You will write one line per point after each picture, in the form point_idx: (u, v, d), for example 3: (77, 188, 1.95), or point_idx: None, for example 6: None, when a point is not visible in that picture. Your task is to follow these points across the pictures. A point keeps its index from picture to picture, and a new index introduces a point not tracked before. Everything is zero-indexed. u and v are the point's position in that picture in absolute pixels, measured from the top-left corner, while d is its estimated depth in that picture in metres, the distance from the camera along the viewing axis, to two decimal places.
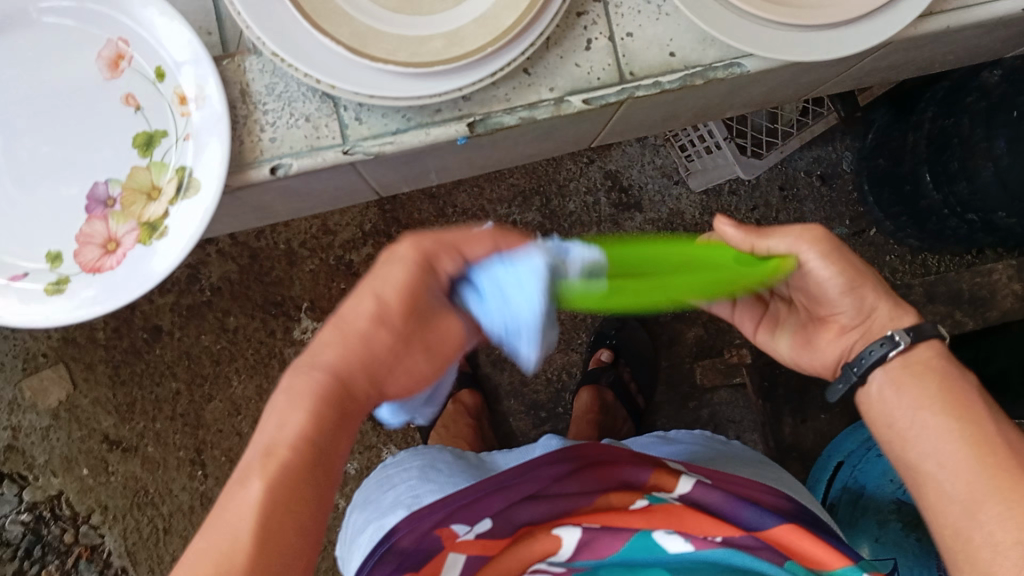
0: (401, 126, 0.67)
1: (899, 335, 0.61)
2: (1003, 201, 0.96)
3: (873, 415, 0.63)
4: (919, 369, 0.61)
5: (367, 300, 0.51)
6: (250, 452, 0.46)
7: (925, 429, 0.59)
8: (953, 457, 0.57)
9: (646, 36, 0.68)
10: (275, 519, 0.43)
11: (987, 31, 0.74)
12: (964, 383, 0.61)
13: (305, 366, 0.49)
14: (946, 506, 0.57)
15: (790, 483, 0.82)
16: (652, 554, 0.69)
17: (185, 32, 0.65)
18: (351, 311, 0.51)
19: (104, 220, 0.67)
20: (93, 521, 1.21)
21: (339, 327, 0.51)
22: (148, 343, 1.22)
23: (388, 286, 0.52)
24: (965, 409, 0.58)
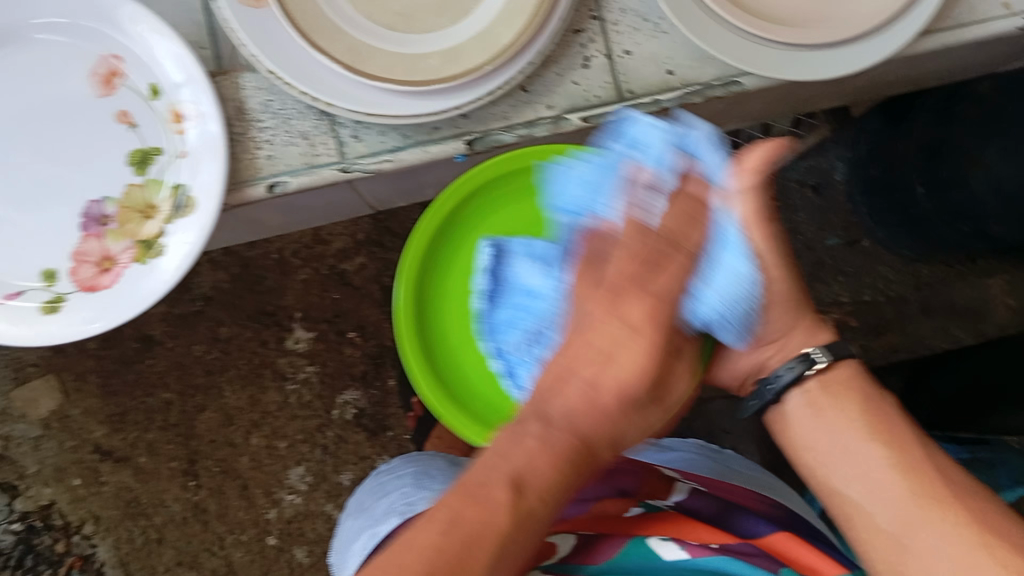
0: (399, 143, 0.67)
1: (817, 355, 0.62)
2: (997, 210, 0.95)
3: (794, 443, 0.64)
4: (839, 390, 0.62)
5: (607, 372, 0.59)
6: (497, 476, 0.54)
7: (851, 455, 0.60)
8: (884, 486, 0.58)
9: (643, 55, 0.68)
10: (509, 546, 0.52)
11: (981, 48, 0.74)
12: (883, 400, 0.62)
13: (550, 423, 0.58)
14: (879, 537, 0.58)
15: (788, 496, 0.81)
16: (647, 561, 0.68)
17: (178, 49, 0.64)
18: (586, 379, 0.59)
19: (99, 239, 0.66)
20: (85, 532, 1.20)
21: (581, 387, 0.59)
22: (139, 353, 1.21)
23: (632, 345, 0.60)
24: (888, 429, 0.60)
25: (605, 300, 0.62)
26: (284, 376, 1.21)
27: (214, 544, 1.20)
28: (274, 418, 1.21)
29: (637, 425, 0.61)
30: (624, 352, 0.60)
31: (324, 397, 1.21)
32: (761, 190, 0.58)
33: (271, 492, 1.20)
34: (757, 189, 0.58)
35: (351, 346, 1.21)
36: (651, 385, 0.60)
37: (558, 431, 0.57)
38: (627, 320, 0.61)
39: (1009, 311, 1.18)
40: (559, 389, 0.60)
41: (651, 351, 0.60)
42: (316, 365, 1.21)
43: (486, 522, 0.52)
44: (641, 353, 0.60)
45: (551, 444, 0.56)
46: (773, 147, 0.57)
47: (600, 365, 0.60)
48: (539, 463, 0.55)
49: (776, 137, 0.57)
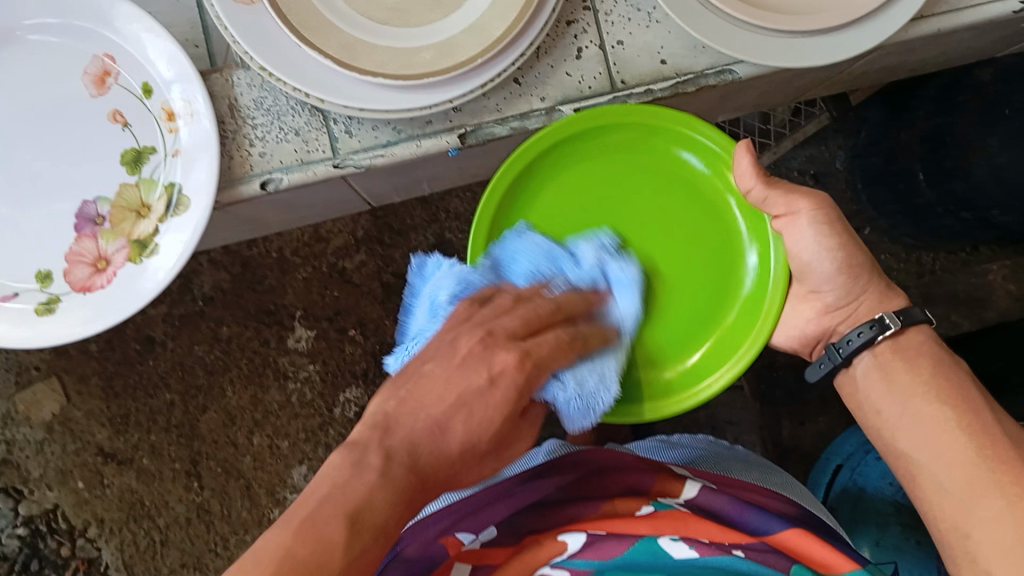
0: (392, 138, 0.67)
1: (889, 319, 0.63)
2: (1000, 197, 0.99)
3: (863, 404, 0.65)
4: (910, 356, 0.63)
5: (466, 415, 0.53)
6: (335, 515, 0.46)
7: (918, 420, 0.60)
8: (952, 453, 0.58)
9: (636, 44, 0.68)
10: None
11: (979, 32, 0.73)
12: (954, 367, 0.62)
13: (391, 450, 0.50)
14: (944, 499, 0.58)
15: (799, 492, 0.82)
16: (656, 559, 0.68)
17: (171, 48, 0.64)
18: (434, 421, 0.52)
19: (93, 238, 0.66)
20: (90, 534, 1.20)
21: (430, 433, 0.52)
22: (141, 354, 1.21)
23: (465, 383, 0.54)
24: (957, 398, 0.60)
25: (476, 341, 0.56)
26: (286, 375, 1.21)
27: (218, 545, 1.20)
28: (277, 418, 1.21)
29: (474, 474, 0.54)
30: (478, 408, 0.53)
31: (327, 395, 1.21)
32: (768, 182, 0.61)
33: (274, 492, 1.20)
34: (762, 183, 0.61)
35: (352, 344, 1.21)
36: (499, 441, 0.55)
37: (399, 467, 0.50)
38: (491, 384, 0.54)
39: (1009, 296, 1.17)
40: (413, 409, 0.53)
41: (506, 409, 0.54)
42: (317, 364, 1.21)
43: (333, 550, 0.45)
44: (496, 410, 0.54)
45: (387, 481, 0.49)
46: (744, 152, 0.61)
47: (454, 408, 0.53)
48: (378, 499, 0.48)
49: (744, 141, 0.61)
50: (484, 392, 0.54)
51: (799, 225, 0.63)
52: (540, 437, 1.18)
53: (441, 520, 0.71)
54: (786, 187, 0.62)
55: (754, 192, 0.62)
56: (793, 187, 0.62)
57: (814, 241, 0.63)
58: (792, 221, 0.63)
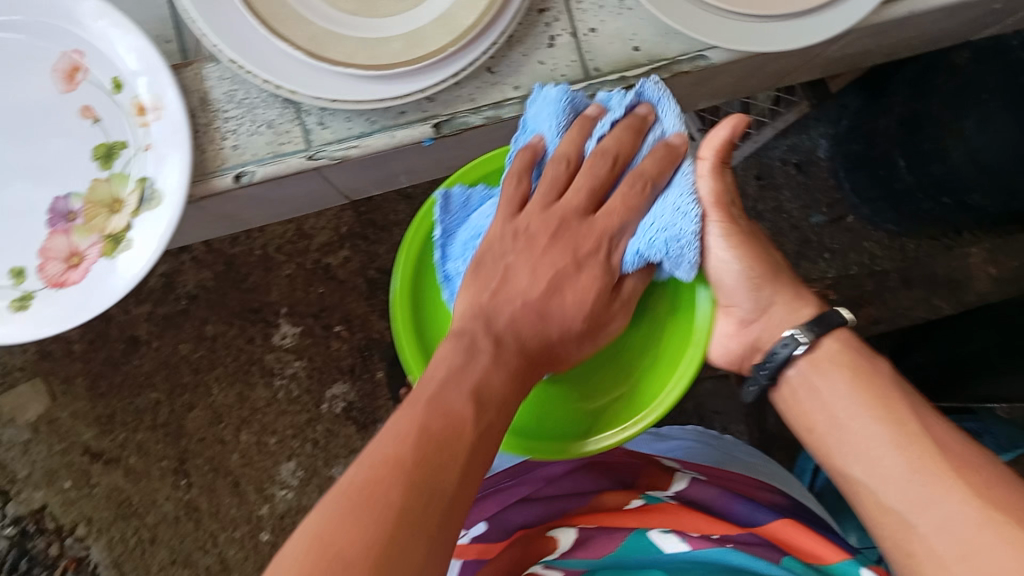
0: (366, 129, 0.67)
1: (798, 334, 0.62)
2: (975, 176, 0.98)
3: (798, 419, 0.63)
4: (828, 367, 0.61)
5: (567, 292, 0.58)
6: (458, 393, 0.51)
7: (849, 432, 0.59)
8: (886, 464, 0.56)
9: (609, 32, 0.68)
10: (487, 432, 0.50)
11: (950, 15, 0.73)
12: (876, 370, 0.60)
13: (501, 344, 0.55)
14: (887, 514, 0.56)
15: (787, 481, 0.82)
16: (647, 554, 0.68)
17: (141, 43, 0.64)
18: (536, 310, 0.58)
19: (67, 234, 0.66)
20: (78, 534, 1.19)
21: (531, 317, 0.58)
22: (126, 354, 1.21)
23: (555, 258, 0.58)
24: (884, 405, 0.58)
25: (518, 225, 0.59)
26: (272, 372, 1.21)
27: (207, 543, 1.20)
28: (263, 415, 1.21)
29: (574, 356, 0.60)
30: (567, 290, 0.58)
31: (313, 391, 1.21)
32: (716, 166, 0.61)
33: (263, 489, 1.20)
34: (712, 162, 0.61)
35: (338, 340, 1.21)
36: (597, 316, 0.59)
37: (510, 350, 0.55)
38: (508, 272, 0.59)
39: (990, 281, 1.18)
40: (503, 304, 0.57)
41: (601, 288, 0.59)
42: (303, 360, 1.21)
43: (464, 414, 0.49)
44: (591, 284, 0.58)
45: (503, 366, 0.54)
46: (726, 126, 0.60)
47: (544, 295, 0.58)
48: (495, 379, 0.53)
49: (732, 116, 0.60)
50: (545, 263, 0.58)
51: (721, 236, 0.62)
52: None
53: None
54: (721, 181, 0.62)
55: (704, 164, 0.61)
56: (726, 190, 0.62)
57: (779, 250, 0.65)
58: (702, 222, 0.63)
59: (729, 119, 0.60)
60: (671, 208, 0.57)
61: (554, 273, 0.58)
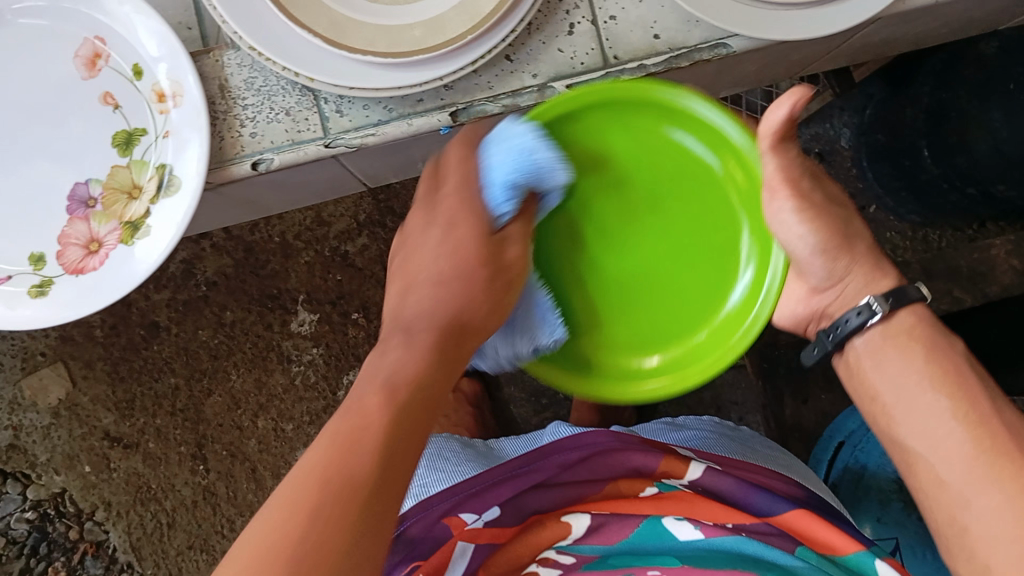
0: (383, 117, 0.66)
1: (875, 304, 0.61)
2: (1002, 170, 0.96)
3: (861, 390, 0.63)
4: (901, 341, 0.61)
5: (448, 255, 0.63)
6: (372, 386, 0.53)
7: (913, 406, 0.58)
8: (946, 440, 0.56)
9: (629, 19, 0.67)
10: (402, 426, 0.50)
11: (978, 3, 0.72)
12: (949, 350, 0.60)
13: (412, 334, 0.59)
14: (941, 490, 0.56)
15: (803, 473, 0.82)
16: (662, 541, 0.69)
17: (161, 29, 0.64)
18: (432, 280, 0.63)
19: (85, 221, 0.66)
20: (98, 518, 1.20)
21: (434, 303, 0.61)
22: (145, 339, 1.21)
23: (438, 238, 0.63)
24: (953, 383, 0.58)
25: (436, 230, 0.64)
26: (290, 359, 1.21)
27: (225, 527, 1.20)
28: (281, 401, 1.21)
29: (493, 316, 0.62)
30: (454, 253, 0.62)
31: (330, 378, 1.21)
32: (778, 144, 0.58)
33: (280, 475, 1.21)
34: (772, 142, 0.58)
35: (355, 327, 1.21)
36: (497, 259, 0.62)
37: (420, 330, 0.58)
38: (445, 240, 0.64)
39: None
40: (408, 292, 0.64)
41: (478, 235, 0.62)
42: (321, 347, 1.21)
43: (378, 403, 0.51)
44: (466, 238, 0.62)
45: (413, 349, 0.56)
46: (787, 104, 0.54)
47: (435, 276, 0.63)
48: (408, 361, 0.55)
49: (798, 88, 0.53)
50: (430, 244, 0.64)
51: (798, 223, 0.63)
52: (544, 419, 1.18)
53: (444, 505, 0.73)
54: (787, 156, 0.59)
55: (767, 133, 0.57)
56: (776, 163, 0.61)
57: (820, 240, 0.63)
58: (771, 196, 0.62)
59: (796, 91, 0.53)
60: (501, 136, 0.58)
61: (437, 242, 0.63)
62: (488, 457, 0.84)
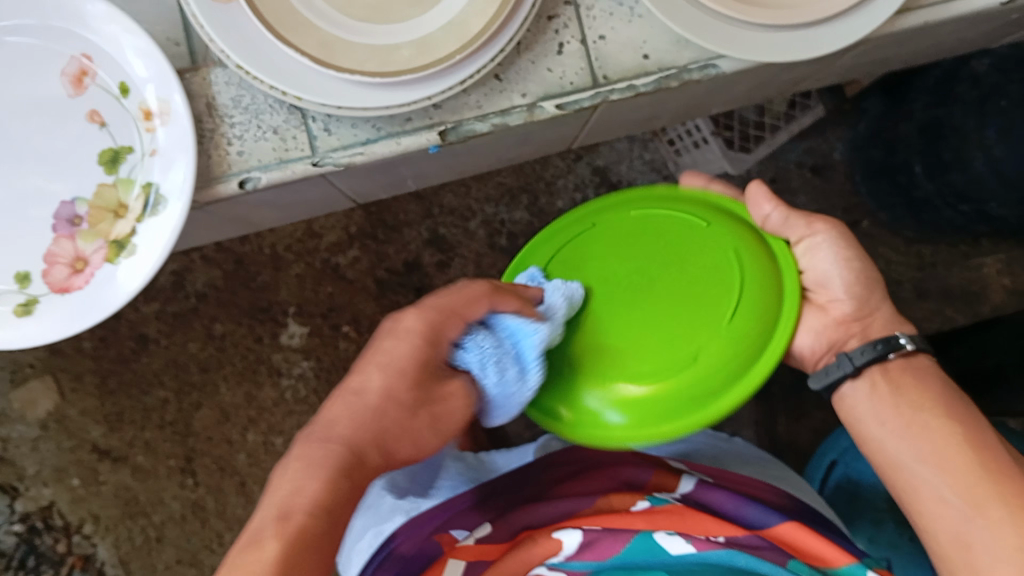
0: (371, 136, 0.66)
1: (905, 339, 0.63)
2: (996, 191, 0.97)
3: (857, 416, 0.64)
4: (911, 372, 0.62)
5: (393, 359, 0.54)
6: (265, 510, 0.49)
7: (919, 433, 0.60)
8: (953, 466, 0.58)
9: (619, 39, 0.67)
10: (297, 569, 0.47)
11: (969, 24, 0.72)
12: (947, 382, 0.63)
13: (324, 436, 0.52)
14: (946, 514, 0.58)
15: (796, 481, 0.82)
16: (652, 555, 0.68)
17: (150, 50, 0.64)
18: (365, 387, 0.54)
19: (71, 239, 0.65)
20: (85, 531, 1.19)
21: (360, 407, 0.53)
22: (135, 352, 1.21)
23: (408, 345, 0.55)
24: (957, 413, 0.60)
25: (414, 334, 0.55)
26: (280, 372, 1.21)
27: (214, 542, 1.20)
28: (271, 414, 1.21)
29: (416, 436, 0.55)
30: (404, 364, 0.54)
31: (321, 391, 1.21)
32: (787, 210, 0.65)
33: None
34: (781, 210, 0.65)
35: (346, 340, 1.21)
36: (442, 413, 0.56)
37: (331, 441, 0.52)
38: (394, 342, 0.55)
39: (1004, 291, 1.17)
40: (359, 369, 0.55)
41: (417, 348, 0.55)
42: (311, 360, 1.21)
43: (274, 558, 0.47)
44: (407, 345, 0.55)
45: (312, 460, 0.51)
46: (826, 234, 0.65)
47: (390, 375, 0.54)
48: (307, 484, 0.50)
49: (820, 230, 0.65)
50: (401, 339, 0.55)
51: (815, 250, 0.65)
52: (536, 432, 1.18)
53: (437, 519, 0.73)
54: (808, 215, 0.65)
55: (772, 217, 0.66)
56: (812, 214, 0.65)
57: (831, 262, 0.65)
58: (812, 244, 0.65)
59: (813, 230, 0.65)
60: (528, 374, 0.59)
61: (406, 348, 0.55)
62: (479, 469, 0.83)
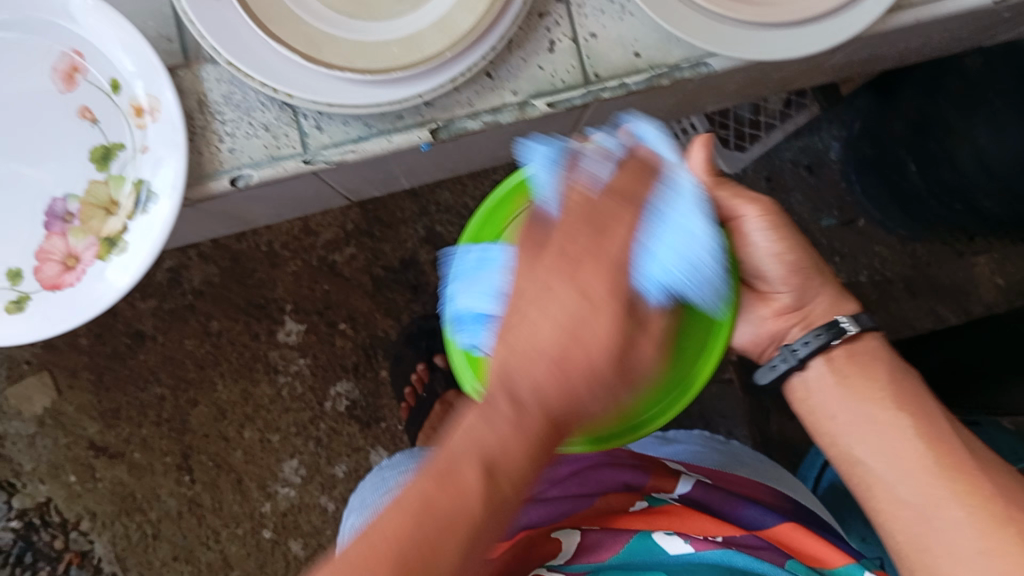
0: (363, 133, 0.66)
1: (846, 323, 0.62)
2: (985, 186, 0.96)
3: (815, 411, 0.63)
4: (866, 361, 0.62)
5: (585, 332, 0.54)
6: (469, 467, 0.51)
7: (875, 425, 0.60)
8: (908, 459, 0.58)
9: (610, 37, 0.67)
10: (509, 483, 0.52)
11: (959, 22, 0.72)
12: (903, 373, 0.62)
13: (515, 405, 0.53)
14: (899, 511, 0.58)
15: (790, 481, 0.82)
16: (650, 555, 0.69)
17: (140, 46, 0.63)
18: (526, 333, 0.55)
19: (63, 237, 0.66)
20: (83, 528, 1.19)
21: (546, 364, 0.53)
22: (131, 348, 1.21)
23: (566, 305, 0.55)
24: (913, 405, 0.60)
25: (571, 292, 0.55)
26: (277, 369, 1.21)
27: (210, 539, 1.20)
28: (267, 412, 1.21)
29: (597, 403, 0.54)
30: (547, 302, 0.55)
31: (317, 389, 1.21)
32: (713, 179, 0.59)
33: (265, 486, 1.20)
34: (706, 182, 0.59)
35: (342, 338, 1.21)
36: (624, 356, 0.54)
37: (528, 414, 0.53)
38: (585, 304, 0.54)
39: (997, 291, 1.18)
40: (519, 360, 0.54)
41: (618, 318, 0.54)
42: (308, 358, 1.21)
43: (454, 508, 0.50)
44: (608, 321, 0.54)
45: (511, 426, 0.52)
46: (699, 149, 0.58)
47: (535, 329, 0.55)
48: (512, 446, 0.52)
49: (699, 137, 0.58)
50: (554, 302, 0.55)
51: (745, 229, 0.61)
52: None
53: None
54: (732, 189, 0.61)
55: (700, 184, 0.59)
56: (738, 191, 0.61)
57: (764, 244, 0.61)
58: (741, 224, 0.61)
59: (699, 140, 0.58)
60: (695, 221, 0.54)
61: (566, 312, 0.54)
62: None
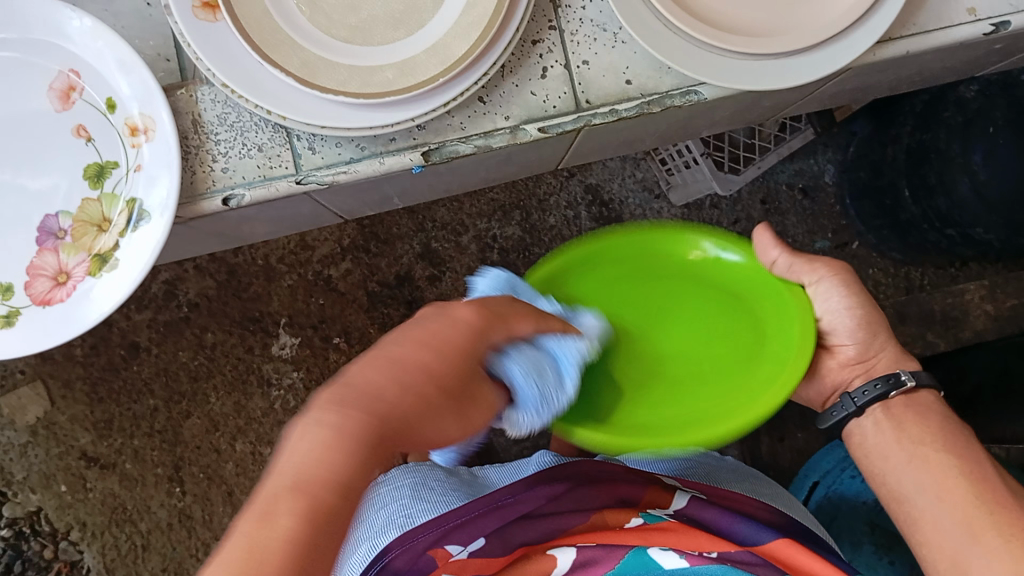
0: (355, 155, 0.67)
1: (904, 375, 0.65)
2: (979, 213, 0.97)
3: (866, 449, 0.66)
4: (921, 407, 0.65)
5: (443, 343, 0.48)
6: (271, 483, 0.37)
7: (921, 465, 0.62)
8: (953, 494, 0.60)
9: (601, 64, 0.67)
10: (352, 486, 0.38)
11: (951, 53, 0.73)
12: (959, 423, 0.64)
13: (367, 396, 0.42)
14: (942, 543, 0.59)
15: (789, 501, 0.81)
16: (647, 570, 0.69)
17: (139, 71, 0.65)
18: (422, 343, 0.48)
19: (54, 252, 0.66)
20: (73, 538, 1.19)
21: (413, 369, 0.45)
22: (126, 359, 1.20)
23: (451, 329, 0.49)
24: (961, 447, 0.62)
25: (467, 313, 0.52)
26: (270, 382, 1.21)
27: (201, 551, 1.20)
28: (259, 425, 1.21)
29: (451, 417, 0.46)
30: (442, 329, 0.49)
31: None
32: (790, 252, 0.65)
33: None
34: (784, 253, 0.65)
35: (336, 352, 1.21)
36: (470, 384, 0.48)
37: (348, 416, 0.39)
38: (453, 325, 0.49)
39: None
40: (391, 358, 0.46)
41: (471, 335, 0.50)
42: (301, 371, 1.21)
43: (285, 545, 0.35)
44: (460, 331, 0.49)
45: (325, 421, 0.39)
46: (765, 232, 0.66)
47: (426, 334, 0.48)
48: (306, 449, 0.38)
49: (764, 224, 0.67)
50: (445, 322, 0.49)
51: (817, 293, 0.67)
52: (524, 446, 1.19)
53: (429, 535, 0.71)
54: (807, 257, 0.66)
55: (778, 262, 0.66)
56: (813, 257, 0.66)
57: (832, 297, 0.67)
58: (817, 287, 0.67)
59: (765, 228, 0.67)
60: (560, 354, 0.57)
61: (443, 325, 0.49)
62: (470, 487, 0.82)
